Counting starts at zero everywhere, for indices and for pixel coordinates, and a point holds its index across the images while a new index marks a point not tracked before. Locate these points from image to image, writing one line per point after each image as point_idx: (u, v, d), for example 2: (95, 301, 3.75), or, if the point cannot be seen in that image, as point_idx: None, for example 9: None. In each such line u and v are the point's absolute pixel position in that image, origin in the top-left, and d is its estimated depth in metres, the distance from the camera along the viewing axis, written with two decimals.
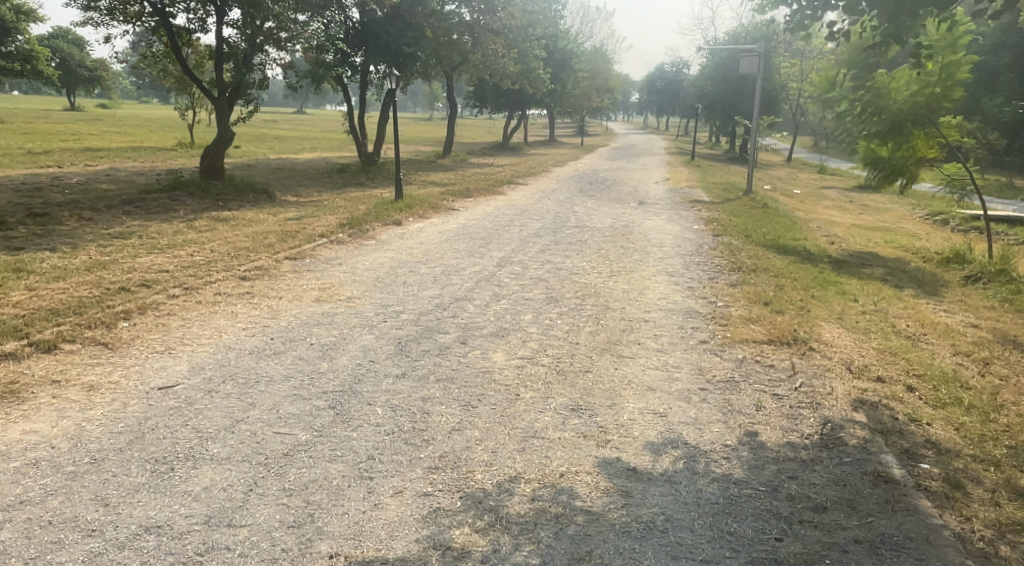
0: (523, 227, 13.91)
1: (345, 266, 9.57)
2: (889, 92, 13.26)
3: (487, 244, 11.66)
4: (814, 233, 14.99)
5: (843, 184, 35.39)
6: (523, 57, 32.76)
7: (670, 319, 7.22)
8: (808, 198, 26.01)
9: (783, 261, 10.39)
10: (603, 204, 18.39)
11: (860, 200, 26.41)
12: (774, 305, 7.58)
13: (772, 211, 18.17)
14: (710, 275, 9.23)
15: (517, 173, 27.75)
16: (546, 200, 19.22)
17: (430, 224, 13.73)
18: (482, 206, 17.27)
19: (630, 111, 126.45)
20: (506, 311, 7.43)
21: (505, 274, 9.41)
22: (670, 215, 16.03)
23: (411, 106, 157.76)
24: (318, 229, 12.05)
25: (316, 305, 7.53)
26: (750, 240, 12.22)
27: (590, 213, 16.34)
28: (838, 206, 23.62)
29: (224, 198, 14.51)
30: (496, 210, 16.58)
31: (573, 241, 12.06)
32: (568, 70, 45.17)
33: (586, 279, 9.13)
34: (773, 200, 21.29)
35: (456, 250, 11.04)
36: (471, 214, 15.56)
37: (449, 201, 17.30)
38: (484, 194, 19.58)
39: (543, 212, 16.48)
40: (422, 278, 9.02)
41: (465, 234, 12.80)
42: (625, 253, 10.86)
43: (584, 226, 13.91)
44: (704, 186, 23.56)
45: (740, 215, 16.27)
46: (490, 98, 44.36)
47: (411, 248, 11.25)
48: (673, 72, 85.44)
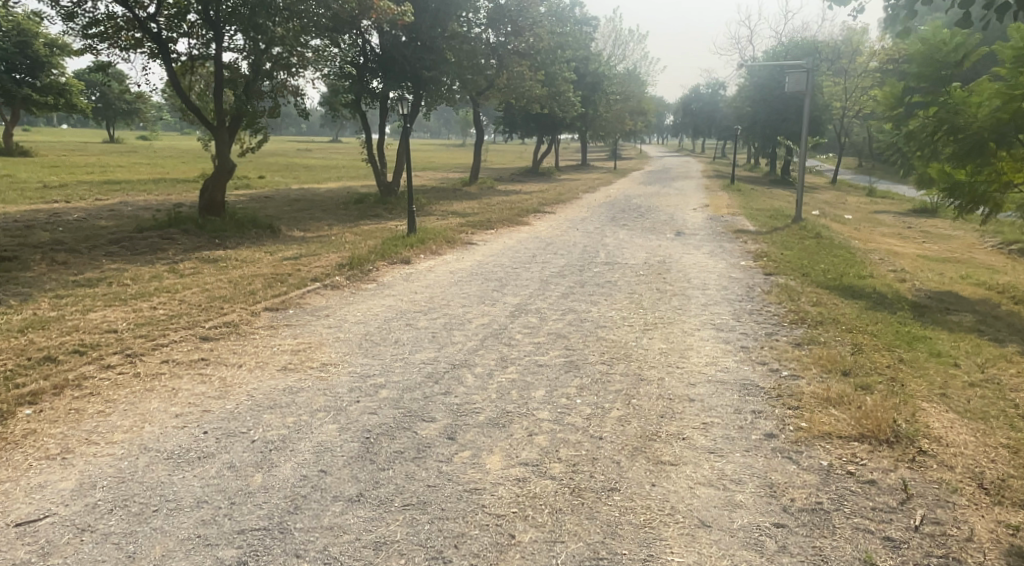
0: (546, 264, 12.51)
1: (332, 318, 8.22)
2: (968, 108, 11.64)
3: (503, 287, 10.30)
4: (876, 270, 13.33)
5: (893, 209, 33.39)
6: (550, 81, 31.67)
7: (724, 399, 5.64)
8: (858, 224, 24.18)
9: (848, 308, 8.83)
10: (637, 235, 16.86)
11: (915, 227, 24.48)
12: (856, 379, 6.01)
13: (825, 242, 16.43)
14: (768, 331, 7.63)
15: (546, 200, 26.42)
16: (574, 231, 17.82)
17: (441, 262, 12.41)
18: (502, 239, 15.98)
19: (664, 134, 124.65)
20: (514, 383, 6.02)
21: (518, 326, 8.02)
22: (713, 248, 14.42)
23: (445, 131, 157.98)
24: (314, 270, 10.73)
25: (280, 377, 6.07)
26: (807, 280, 10.62)
27: (621, 246, 14.83)
28: (895, 234, 21.79)
29: (221, 235, 13.31)
30: (518, 244, 15.25)
31: (602, 282, 10.59)
32: (600, 94, 44.02)
33: (616, 334, 7.60)
34: (822, 227, 19.57)
35: (466, 296, 9.70)
36: (490, 249, 14.24)
37: (468, 235, 16.05)
38: (508, 226, 18.31)
39: (570, 245, 15.07)
40: (420, 333, 7.67)
41: (479, 274, 11.45)
42: (664, 299, 9.30)
43: (615, 263, 12.43)
44: (747, 212, 21.93)
45: (790, 247, 14.63)
46: (521, 123, 43.48)
47: (415, 292, 9.94)
48: (709, 94, 83.70)
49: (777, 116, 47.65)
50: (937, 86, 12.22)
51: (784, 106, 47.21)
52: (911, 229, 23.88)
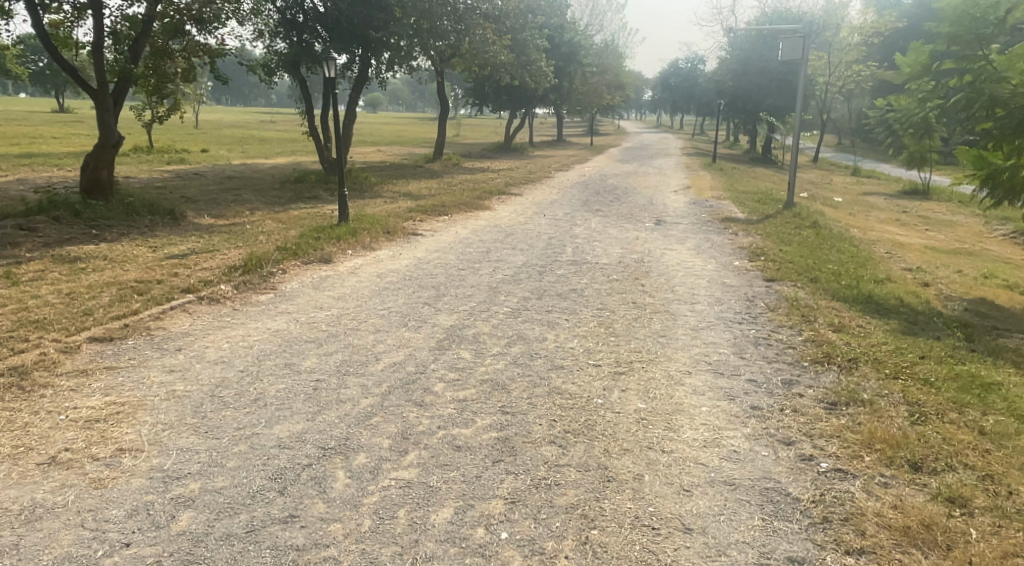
0: (500, 262, 10.31)
1: (186, 353, 5.98)
2: (1015, 77, 9.42)
3: (438, 299, 8.09)
4: (891, 269, 11.30)
5: (883, 190, 31.60)
6: (517, 49, 29.25)
7: (738, 533, 3.51)
8: (852, 209, 22.21)
9: (882, 335, 6.74)
10: (611, 223, 14.72)
11: (912, 212, 22.55)
12: (938, 484, 3.92)
13: (824, 232, 14.40)
14: (785, 379, 5.50)
15: (513, 180, 24.07)
16: (539, 218, 15.63)
17: (369, 260, 10.15)
18: (454, 227, 13.75)
19: (643, 110, 122.21)
20: (407, 488, 3.85)
21: (442, 365, 5.84)
22: (700, 241, 12.30)
23: (418, 104, 154.11)
24: (196, 274, 8.42)
25: (32, 480, 3.87)
26: (820, 290, 8.54)
27: (592, 237, 12.68)
28: (895, 220, 19.85)
29: (104, 225, 10.98)
30: (472, 234, 13.03)
31: (566, 292, 8.41)
32: (575, 65, 41.64)
33: (576, 384, 5.42)
34: (818, 214, 17.54)
35: (387, 312, 7.48)
36: (436, 241, 12.01)
37: (414, 222, 13.81)
38: (465, 211, 16.06)
39: (533, 236, 12.88)
40: (300, 379, 5.45)
41: (412, 277, 9.22)
42: (641, 320, 7.17)
43: (584, 263, 10.26)
44: (733, 196, 19.90)
45: (789, 240, 12.57)
46: (491, 94, 41.05)
47: (321, 305, 7.68)
48: (688, 68, 81.35)
49: (759, 90, 45.67)
50: (973, 49, 9.96)
51: (767, 80, 45.20)
52: (907, 216, 21.96)
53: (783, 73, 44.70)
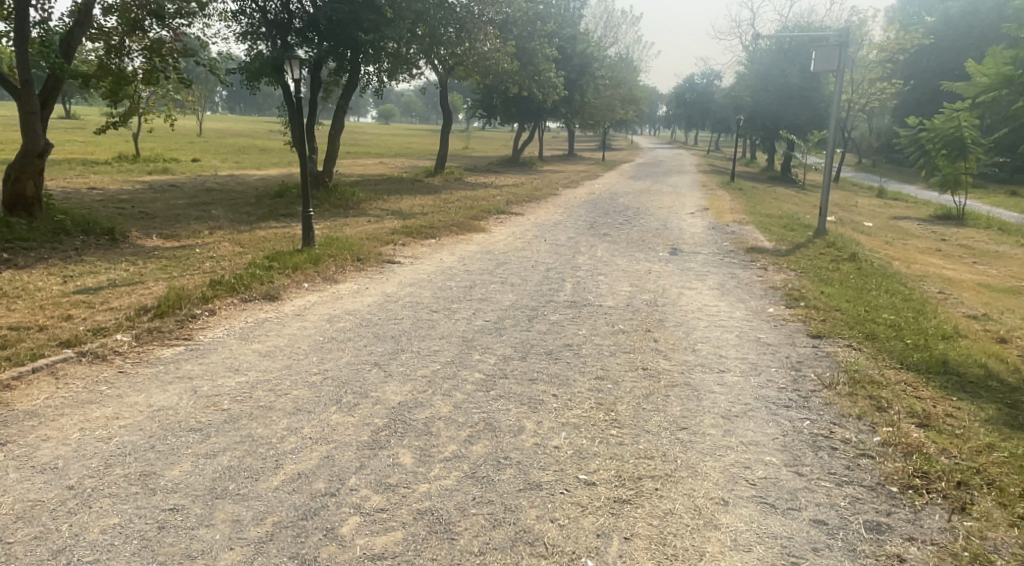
0: (484, 302, 8.62)
1: (9, 452, 4.26)
2: None
3: (397, 356, 6.36)
4: (955, 317, 9.49)
5: (912, 215, 29.81)
6: (525, 60, 27.76)
7: None
8: (883, 236, 20.46)
9: (985, 431, 4.96)
10: (620, 251, 12.99)
11: (950, 243, 20.73)
12: None
13: (865, 267, 12.62)
14: (866, 522, 3.76)
15: (517, 198, 22.41)
16: (540, 243, 13.96)
17: (328, 298, 8.45)
18: (441, 254, 12.09)
19: (657, 126, 120.74)
20: None
21: (369, 479, 4.09)
22: (724, 277, 10.54)
23: (431, 116, 153.14)
24: (92, 318, 6.71)
25: None
26: (884, 356, 6.76)
27: (596, 270, 10.98)
28: (935, 252, 18.04)
29: (19, 249, 9.33)
30: (459, 263, 11.35)
31: (559, 351, 6.65)
32: (588, 77, 40.04)
33: (558, 525, 3.67)
34: (852, 243, 15.77)
35: (324, 375, 5.76)
36: (416, 272, 10.33)
37: (395, 248, 12.16)
38: (459, 233, 14.44)
39: (529, 267, 11.18)
40: (149, 509, 3.70)
41: (372, 323, 7.47)
42: (655, 401, 5.43)
43: (586, 306, 8.51)
44: (756, 220, 18.15)
45: (828, 278, 10.80)
46: (500, 106, 39.56)
47: (239, 364, 5.96)
48: (704, 84, 79.93)
49: (778, 107, 43.96)
50: None
51: (787, 96, 43.54)
52: (944, 246, 20.18)
53: (804, 89, 43.05)
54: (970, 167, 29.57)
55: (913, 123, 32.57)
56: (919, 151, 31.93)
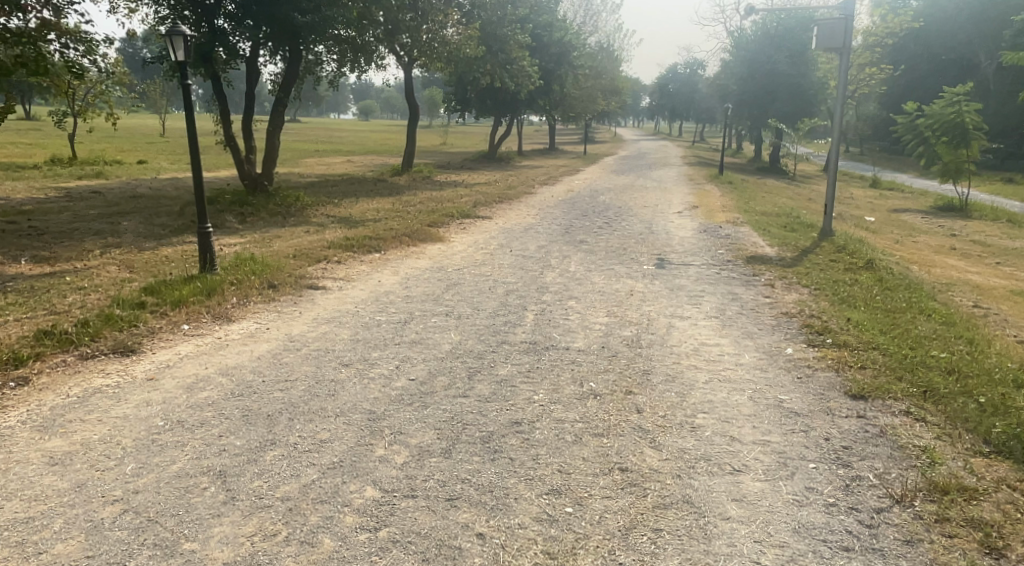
0: (417, 347, 6.68)
1: None
2: None
3: (262, 453, 4.37)
4: (1013, 349, 7.64)
5: (911, 207, 28.19)
6: (494, 47, 25.80)
7: None
8: (888, 234, 18.69)
9: None
10: (596, 264, 11.07)
11: (960, 240, 19.07)
12: None
13: (885, 279, 10.78)
14: None
15: (487, 198, 20.48)
16: (505, 255, 12.08)
17: (210, 346, 6.45)
18: (381, 273, 10.16)
19: (641, 117, 119.22)
20: None
21: None
22: (722, 299, 8.61)
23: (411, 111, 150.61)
24: None
25: None
26: (959, 433, 4.84)
27: (565, 293, 9.07)
28: (950, 253, 16.32)
29: None
30: (400, 287, 9.41)
31: (500, 435, 4.70)
32: (566, 67, 38.02)
33: None
34: (861, 245, 13.95)
35: (131, 502, 3.79)
36: (343, 302, 8.39)
37: (326, 267, 10.20)
38: (412, 245, 12.49)
39: (486, 290, 9.21)
40: None
41: (252, 388, 5.50)
42: (633, 548, 3.53)
43: (546, 352, 6.57)
44: (751, 220, 16.36)
45: (848, 298, 8.93)
46: (474, 99, 37.52)
47: (5, 484, 3.93)
48: (687, 74, 78.45)
49: (765, 95, 42.30)
50: None
51: (774, 84, 41.75)
52: (955, 243, 18.46)
53: (792, 76, 41.26)
54: (973, 155, 27.97)
55: (910, 109, 30.91)
56: (918, 139, 30.24)
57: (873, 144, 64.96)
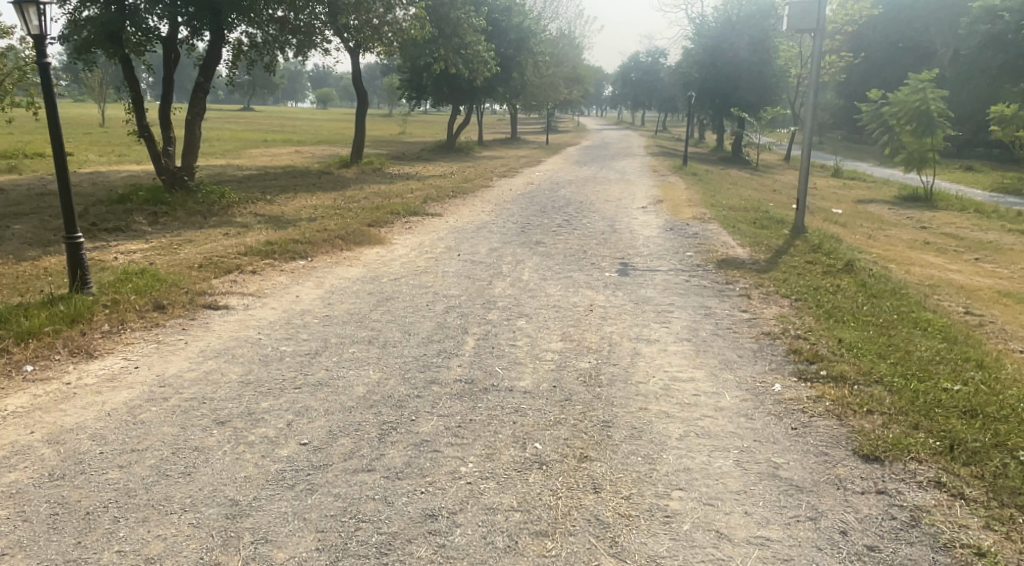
0: (321, 392, 5.38)
1: None
2: None
3: None
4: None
5: (877, 198, 27.59)
6: (448, 31, 24.80)
7: None
8: (861, 228, 17.76)
9: None
10: (552, 271, 9.86)
11: (933, 233, 18.31)
12: None
13: (870, 284, 9.72)
14: None
15: (439, 193, 19.14)
16: (451, 259, 10.81)
17: (51, 397, 5.10)
18: (304, 285, 8.81)
19: (603, 106, 118.59)
20: None
21: None
22: (692, 316, 7.45)
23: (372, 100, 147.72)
24: None
25: None
26: (1009, 516, 3.70)
27: (515, 309, 7.84)
28: (927, 249, 15.47)
29: None
30: (323, 303, 8.08)
31: (404, 540, 3.46)
32: (525, 53, 36.70)
33: None
34: (837, 244, 12.92)
35: None
36: (245, 326, 7.03)
37: (239, 279, 8.82)
38: (347, 249, 11.12)
39: (421, 306, 7.92)
40: None
41: (82, 464, 4.18)
42: None
43: (483, 394, 5.33)
44: (719, 215, 15.32)
45: (835, 309, 7.84)
46: (430, 87, 36.01)
47: None
48: (649, 63, 77.82)
49: (727, 82, 41.54)
50: None
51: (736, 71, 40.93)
52: (929, 237, 17.58)
53: (754, 64, 40.62)
54: (938, 143, 27.34)
55: (875, 97, 30.20)
56: (883, 127, 29.55)
57: (835, 132, 64.70)
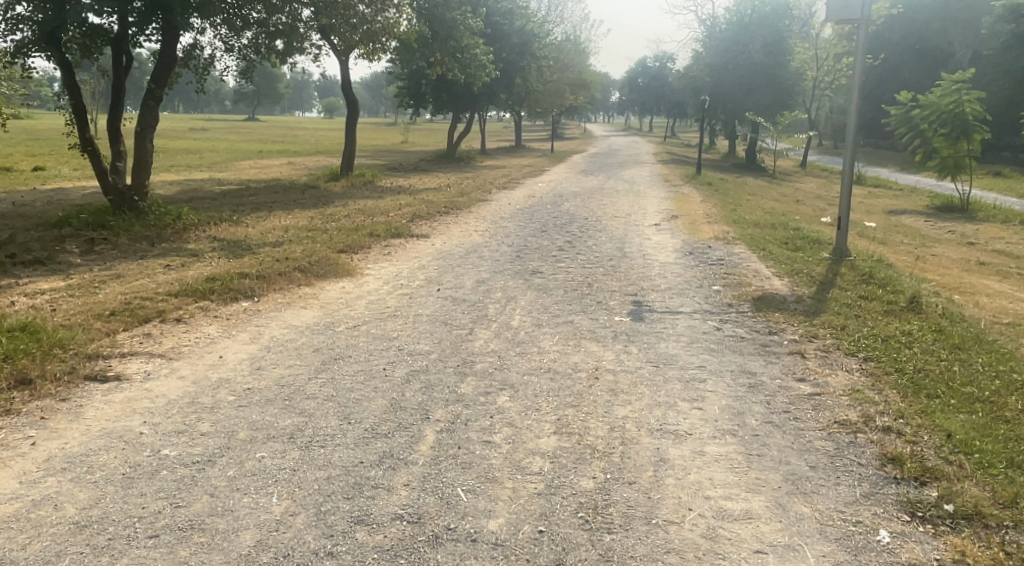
0: (188, 542, 3.58)
1: None
2: None
3: None
4: None
5: (907, 208, 25.72)
6: (442, 34, 23.26)
7: None
8: (901, 245, 15.91)
9: None
10: (550, 316, 8.09)
11: (981, 251, 16.43)
12: None
13: (945, 330, 7.86)
14: None
15: (431, 210, 17.45)
16: (430, 298, 9.07)
17: None
18: (237, 338, 7.04)
19: (611, 113, 117.26)
20: None
21: None
22: (731, 390, 5.62)
23: (378, 108, 146.82)
24: None
25: None
26: None
27: (499, 377, 6.07)
28: (984, 271, 13.59)
29: None
30: (254, 366, 6.30)
31: None
32: (528, 58, 35.08)
33: None
34: (887, 269, 11.08)
35: None
36: (129, 408, 5.22)
37: (156, 330, 7.04)
38: (307, 284, 9.38)
39: (378, 372, 6.14)
40: None
41: None
42: None
43: (435, 550, 3.54)
44: (743, 235, 13.53)
45: (919, 376, 6.00)
46: (429, 94, 34.42)
47: None
48: (657, 68, 76.38)
49: (740, 87, 39.78)
50: None
51: (749, 75, 39.12)
52: (978, 256, 15.72)
53: (769, 67, 38.82)
54: (974, 149, 25.36)
55: (904, 99, 28.23)
56: (912, 132, 27.57)
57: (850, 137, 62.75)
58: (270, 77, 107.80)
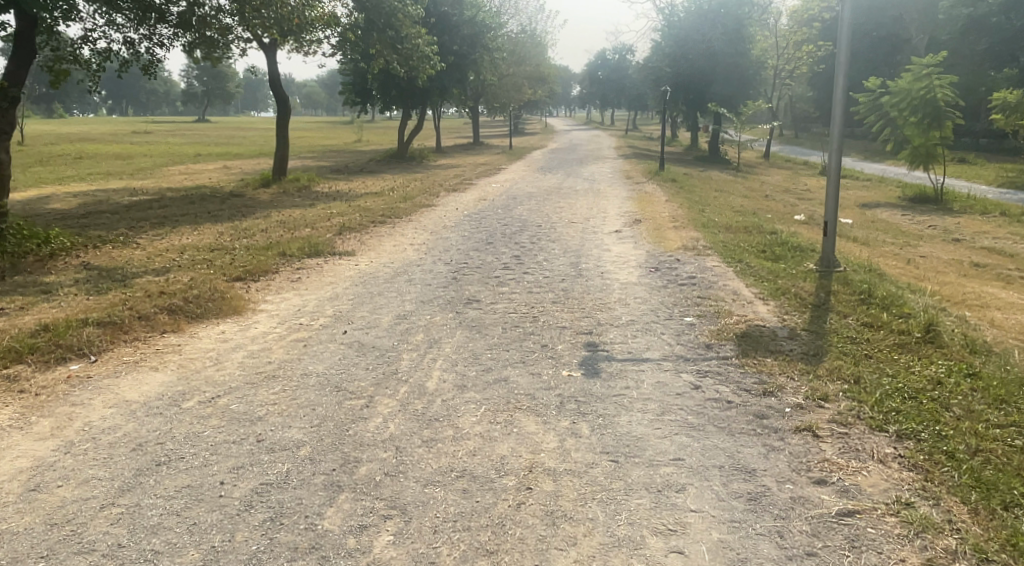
0: None
1: None
2: None
3: None
4: None
5: (880, 200, 24.42)
6: (379, 24, 21.28)
7: None
8: (884, 246, 14.36)
9: None
10: (478, 372, 6.22)
11: (971, 249, 14.95)
12: None
13: (983, 374, 6.12)
14: None
15: (365, 220, 15.50)
16: (329, 345, 7.15)
17: None
18: (32, 433, 5.08)
19: (572, 106, 116.06)
20: None
21: None
22: (722, 511, 3.82)
23: (336, 106, 143.69)
24: None
25: None
26: None
27: (389, 489, 4.22)
28: (983, 275, 12.05)
29: None
30: (33, 486, 4.35)
31: None
32: (480, 50, 33.10)
33: None
34: (885, 284, 9.40)
35: None
36: None
37: None
38: (174, 332, 7.42)
39: (209, 490, 4.21)
40: None
41: None
42: None
43: None
44: (715, 242, 11.82)
45: (982, 466, 4.25)
46: (376, 90, 32.32)
47: None
48: (617, 60, 75.12)
49: (701, 77, 38.36)
50: None
51: (711, 65, 37.67)
52: (970, 255, 14.22)
53: (729, 56, 37.43)
54: (947, 136, 24.07)
55: (873, 86, 26.86)
56: (883, 120, 26.21)
57: (812, 126, 62.01)
58: (220, 77, 104.20)
